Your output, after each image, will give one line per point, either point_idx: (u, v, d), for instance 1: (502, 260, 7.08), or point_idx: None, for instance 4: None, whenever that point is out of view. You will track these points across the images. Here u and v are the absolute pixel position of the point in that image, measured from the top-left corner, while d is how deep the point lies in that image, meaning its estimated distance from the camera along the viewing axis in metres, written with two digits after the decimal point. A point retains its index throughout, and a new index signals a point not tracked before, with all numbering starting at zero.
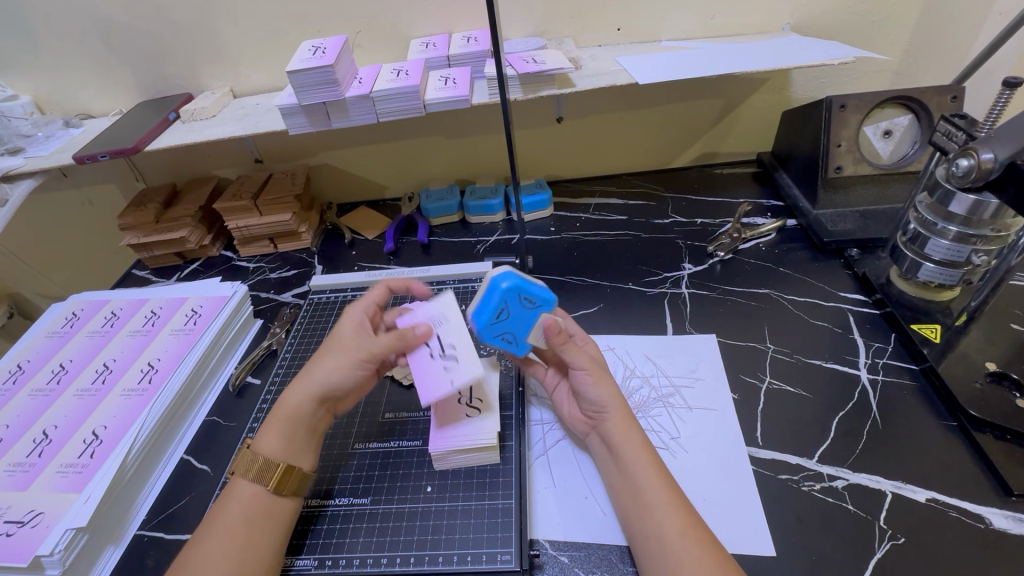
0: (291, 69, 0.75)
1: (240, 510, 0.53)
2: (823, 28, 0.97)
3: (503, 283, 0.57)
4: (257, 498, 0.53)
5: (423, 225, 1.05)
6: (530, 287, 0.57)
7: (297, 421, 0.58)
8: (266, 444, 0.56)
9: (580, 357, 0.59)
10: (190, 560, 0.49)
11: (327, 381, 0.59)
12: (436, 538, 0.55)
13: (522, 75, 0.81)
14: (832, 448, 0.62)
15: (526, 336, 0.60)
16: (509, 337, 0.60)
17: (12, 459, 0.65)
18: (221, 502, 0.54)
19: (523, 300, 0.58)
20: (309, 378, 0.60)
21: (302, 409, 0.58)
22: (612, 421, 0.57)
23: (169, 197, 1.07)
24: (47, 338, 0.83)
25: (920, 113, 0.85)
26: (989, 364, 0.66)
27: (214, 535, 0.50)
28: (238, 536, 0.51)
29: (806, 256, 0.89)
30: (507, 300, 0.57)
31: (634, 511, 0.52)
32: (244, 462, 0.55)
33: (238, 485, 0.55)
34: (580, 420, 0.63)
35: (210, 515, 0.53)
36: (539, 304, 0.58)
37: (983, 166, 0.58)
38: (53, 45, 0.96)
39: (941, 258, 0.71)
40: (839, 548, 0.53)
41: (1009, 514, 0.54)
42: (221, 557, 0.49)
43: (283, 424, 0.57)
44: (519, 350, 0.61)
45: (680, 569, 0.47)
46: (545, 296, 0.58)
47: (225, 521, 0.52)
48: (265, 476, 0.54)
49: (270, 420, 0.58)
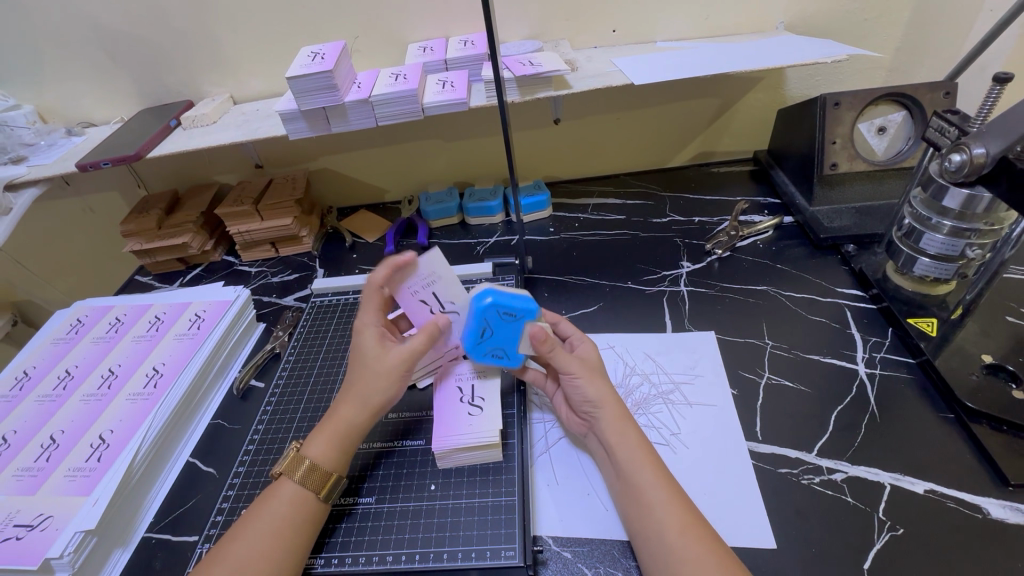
0: (291, 75, 0.76)
1: (280, 510, 0.53)
2: (816, 26, 0.98)
3: (484, 301, 0.59)
4: (302, 500, 0.54)
5: (423, 227, 1.06)
6: (508, 303, 0.59)
7: (348, 433, 0.59)
8: (315, 451, 0.57)
9: (566, 360, 0.60)
10: (231, 556, 0.49)
11: (378, 399, 0.60)
12: (441, 535, 0.56)
13: (519, 77, 0.81)
14: (830, 442, 0.63)
15: (515, 348, 0.62)
16: (499, 351, 0.62)
17: (21, 464, 0.66)
18: (265, 499, 0.55)
19: (504, 316, 0.59)
20: (358, 396, 0.60)
21: (352, 422, 0.59)
22: (606, 419, 0.58)
23: (171, 204, 1.08)
24: (53, 344, 0.84)
25: (913, 110, 0.86)
26: (986, 357, 0.66)
27: (255, 533, 0.51)
28: (279, 536, 0.51)
29: (804, 252, 0.90)
30: (489, 320, 0.60)
31: (635, 509, 0.52)
32: (292, 464, 0.56)
33: (284, 485, 0.55)
34: (577, 421, 0.64)
35: (251, 513, 0.54)
36: (521, 316, 0.59)
37: (976, 161, 0.59)
38: (54, 55, 0.97)
39: (936, 253, 0.72)
40: (839, 541, 0.54)
41: (1006, 504, 0.55)
42: (259, 555, 0.49)
43: (336, 437, 0.58)
44: (512, 360, 0.63)
45: (682, 564, 0.47)
46: (527, 308, 0.59)
47: (267, 521, 0.52)
48: (312, 482, 0.55)
49: (319, 430, 0.59)
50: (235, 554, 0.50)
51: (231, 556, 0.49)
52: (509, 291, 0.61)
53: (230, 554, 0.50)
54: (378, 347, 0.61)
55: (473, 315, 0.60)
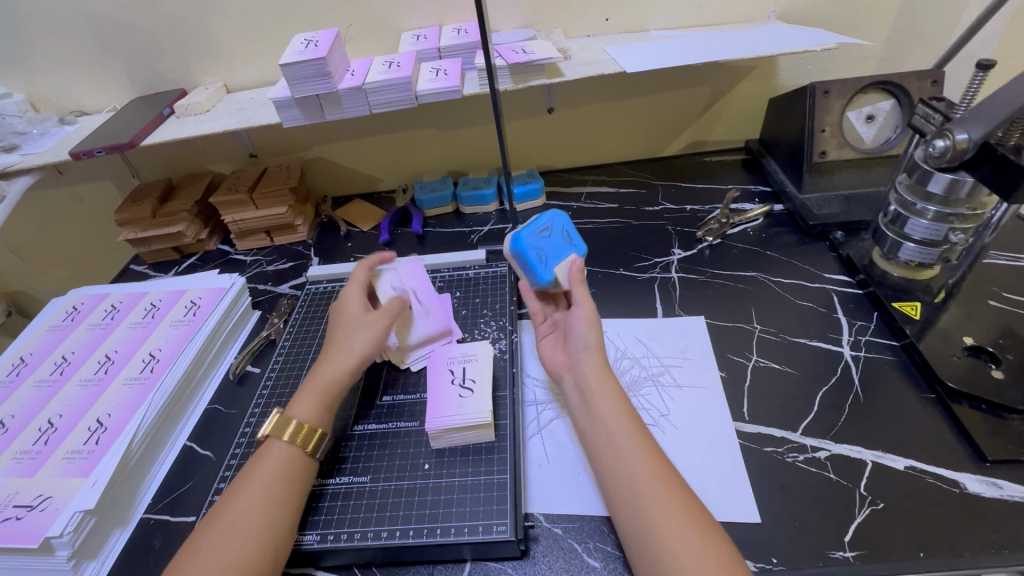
0: (284, 61, 0.76)
1: (270, 469, 0.54)
2: (808, 15, 0.99)
3: (553, 211, 0.73)
4: (291, 457, 0.56)
5: (417, 216, 1.07)
6: (572, 230, 0.73)
7: (330, 388, 0.62)
8: (300, 411, 0.59)
9: (582, 293, 0.67)
10: (227, 513, 0.51)
11: (357, 354, 0.65)
12: (434, 512, 0.57)
13: (512, 65, 0.82)
14: (816, 421, 0.64)
15: (554, 263, 0.68)
16: (536, 253, 0.67)
17: (19, 447, 0.66)
18: (256, 459, 0.56)
19: (563, 237, 0.71)
20: (341, 353, 0.65)
21: (331, 379, 0.63)
22: (591, 368, 0.61)
23: (165, 192, 1.08)
24: (49, 331, 0.84)
25: (901, 98, 0.87)
26: (967, 339, 0.68)
27: (249, 491, 0.53)
28: (272, 493, 0.53)
29: (793, 239, 0.91)
30: (551, 228, 0.71)
31: (607, 454, 0.54)
32: (279, 426, 0.57)
33: (273, 447, 0.57)
34: (559, 360, 0.68)
35: (242, 473, 0.55)
36: (574, 245, 0.71)
37: (958, 146, 0.60)
38: (46, 42, 0.96)
39: (921, 238, 0.73)
40: (823, 516, 0.55)
41: (983, 479, 0.56)
42: (253, 511, 0.51)
43: (320, 394, 0.61)
44: (541, 268, 0.67)
45: (646, 505, 0.49)
46: (580, 243, 0.72)
47: (260, 479, 0.54)
48: (300, 438, 0.57)
49: (302, 391, 0.62)
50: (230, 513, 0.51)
51: (230, 511, 0.51)
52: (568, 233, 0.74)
53: (227, 513, 0.51)
54: (359, 312, 0.70)
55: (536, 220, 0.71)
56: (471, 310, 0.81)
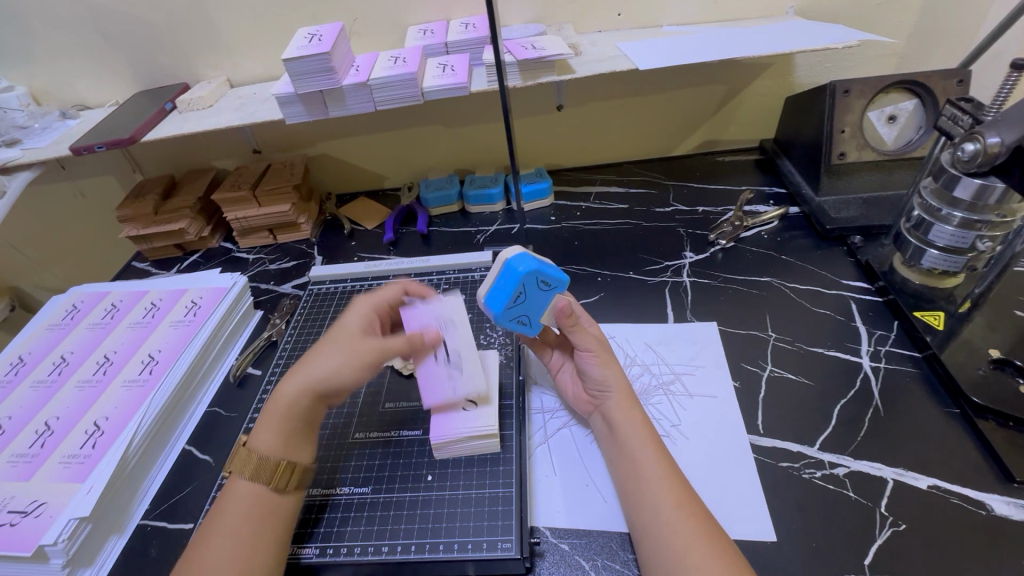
0: (287, 57, 0.74)
1: (235, 511, 0.52)
2: (829, 11, 0.96)
3: (519, 268, 0.55)
4: (256, 496, 0.53)
5: (423, 215, 1.05)
6: (546, 271, 0.56)
7: (289, 411, 0.57)
8: (258, 443, 0.55)
9: (584, 337, 0.61)
10: (202, 555, 0.50)
11: (328, 377, 0.58)
12: (436, 526, 0.55)
13: (521, 61, 0.79)
14: (833, 435, 0.62)
15: (540, 316, 0.60)
16: (523, 319, 0.60)
17: (16, 449, 0.65)
18: (220, 501, 0.54)
19: (540, 285, 0.57)
20: (306, 375, 0.58)
21: (293, 399, 0.57)
22: (615, 400, 0.59)
23: (167, 188, 1.06)
24: (48, 330, 0.83)
25: (925, 98, 0.84)
26: (993, 351, 0.65)
27: (211, 539, 0.50)
28: (241, 535, 0.51)
29: (809, 243, 0.88)
30: (526, 286, 0.56)
31: (632, 487, 0.52)
32: (240, 462, 0.55)
33: (236, 484, 0.55)
34: (583, 399, 0.63)
35: (213, 511, 0.53)
36: (554, 286, 0.58)
37: (990, 151, 0.57)
38: (47, 35, 0.95)
39: (945, 245, 0.70)
40: (841, 536, 0.53)
41: (1011, 501, 0.54)
42: (226, 555, 0.49)
43: (279, 422, 0.56)
44: (533, 329, 0.61)
45: (668, 537, 0.48)
46: (560, 279, 0.57)
47: (224, 523, 0.52)
48: (262, 475, 0.54)
49: (264, 418, 0.57)
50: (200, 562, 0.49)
51: (200, 559, 0.49)
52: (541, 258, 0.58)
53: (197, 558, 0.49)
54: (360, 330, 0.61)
55: (505, 280, 0.56)
56: (477, 315, 0.79)
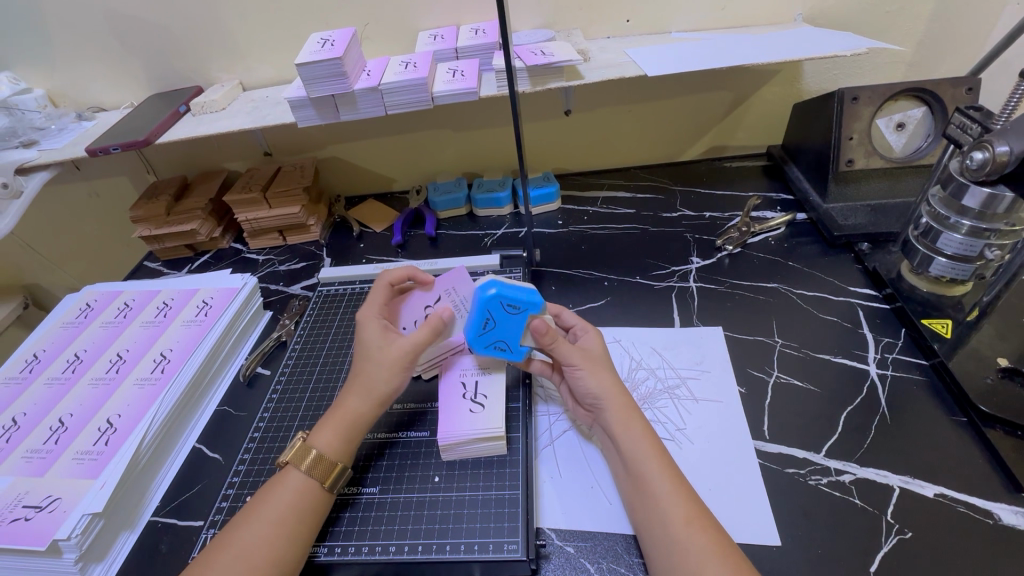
0: (300, 62, 0.75)
1: (284, 499, 0.53)
2: (837, 18, 0.96)
3: (487, 293, 0.59)
4: (307, 490, 0.54)
5: (431, 218, 1.06)
6: (511, 295, 0.59)
7: (355, 422, 0.59)
8: (321, 441, 0.57)
9: (569, 352, 0.61)
10: (236, 545, 0.50)
11: (383, 388, 0.61)
12: (444, 527, 0.56)
13: (531, 67, 0.80)
14: (840, 443, 0.62)
15: (519, 340, 0.62)
16: (502, 344, 0.63)
17: (30, 446, 0.66)
18: (272, 486, 0.55)
19: (506, 308, 0.60)
20: (364, 385, 0.60)
21: (357, 411, 0.59)
22: (609, 412, 0.58)
23: (180, 190, 1.08)
24: (62, 328, 0.84)
25: (934, 106, 0.84)
26: (1001, 360, 0.65)
27: (259, 522, 0.51)
28: (284, 526, 0.51)
29: (816, 250, 0.88)
30: (492, 312, 0.60)
31: (639, 495, 0.53)
32: (299, 454, 0.56)
33: (290, 474, 0.55)
34: (583, 413, 0.64)
35: (258, 499, 0.54)
36: (525, 309, 0.60)
37: (998, 159, 0.58)
38: (65, 38, 0.96)
39: (953, 253, 0.70)
40: (848, 544, 0.53)
41: (1018, 511, 0.54)
42: (265, 544, 0.50)
43: (345, 428, 0.58)
44: (516, 354, 0.63)
45: (683, 554, 0.47)
46: (530, 302, 0.60)
47: (273, 509, 0.52)
48: (319, 472, 0.55)
49: (326, 419, 0.59)
50: (241, 542, 0.50)
51: (236, 546, 0.49)
52: (513, 283, 0.61)
53: (237, 539, 0.50)
54: (381, 336, 0.63)
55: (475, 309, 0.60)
56: None
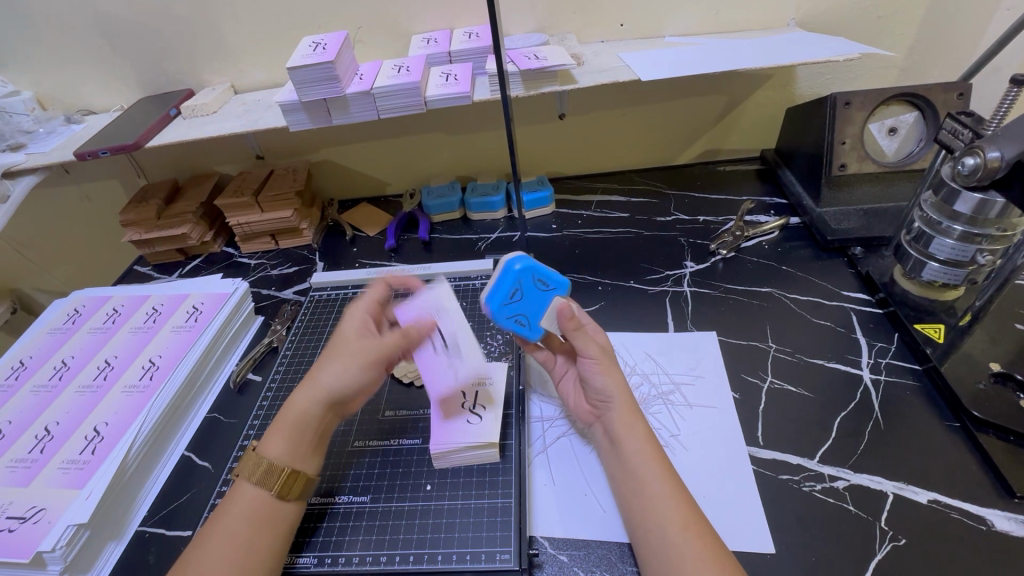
0: (292, 65, 0.74)
1: (242, 513, 0.53)
2: (829, 23, 0.96)
3: (517, 265, 0.59)
4: (258, 501, 0.53)
5: (425, 222, 1.05)
6: (544, 270, 0.60)
7: (303, 424, 0.57)
8: (269, 450, 0.56)
9: (590, 344, 0.60)
10: (192, 562, 0.49)
11: (332, 386, 0.59)
12: (436, 536, 0.55)
13: (524, 71, 0.80)
14: (834, 448, 0.62)
15: (538, 319, 0.61)
16: (522, 320, 0.61)
17: (15, 455, 0.65)
18: (223, 506, 0.54)
19: (538, 283, 0.60)
20: (311, 383, 0.59)
21: (307, 413, 0.58)
22: (618, 411, 0.58)
23: (171, 193, 1.07)
24: (49, 334, 0.83)
25: (926, 110, 0.84)
26: (994, 365, 0.65)
27: (214, 538, 0.50)
28: (240, 540, 0.50)
29: (809, 254, 0.88)
30: (522, 282, 0.59)
31: (636, 499, 0.52)
32: (248, 467, 0.55)
33: (240, 489, 0.55)
34: (585, 409, 0.63)
35: (212, 517, 0.53)
36: (552, 287, 0.60)
37: (990, 165, 0.58)
38: (54, 41, 0.95)
39: (945, 258, 0.70)
40: (842, 551, 0.53)
41: (1012, 517, 0.54)
42: (222, 559, 0.49)
43: (289, 431, 0.57)
44: (529, 334, 0.61)
45: (679, 561, 0.47)
46: (559, 281, 0.60)
47: (227, 525, 0.52)
48: (268, 481, 0.54)
49: (274, 426, 0.58)
50: (197, 559, 0.49)
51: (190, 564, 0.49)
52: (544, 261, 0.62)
53: (197, 558, 0.49)
54: (358, 332, 0.61)
55: (504, 278, 0.59)
56: (477, 323, 0.79)
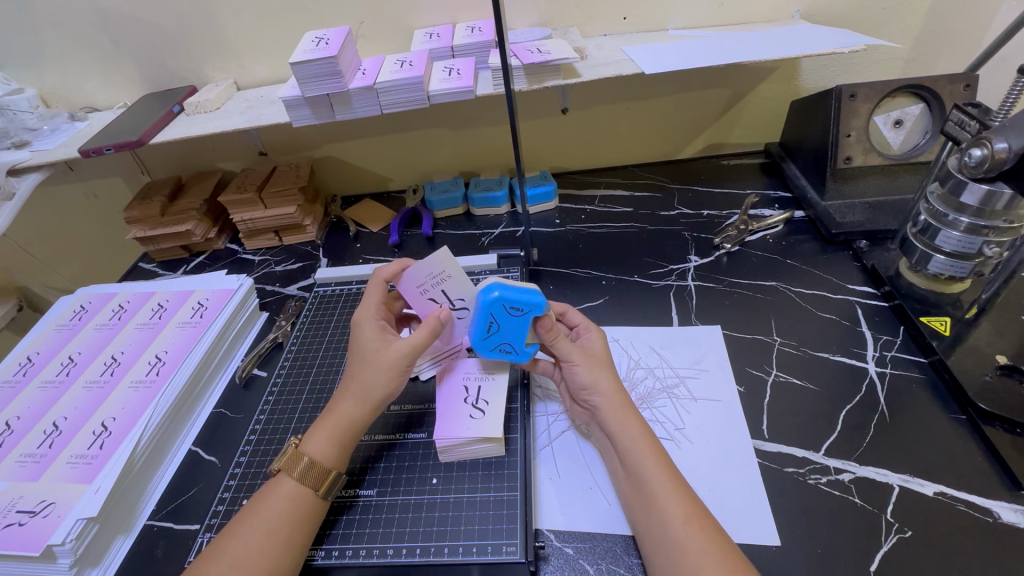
0: (295, 61, 0.74)
1: (280, 506, 0.53)
2: (834, 14, 0.95)
3: (489, 296, 0.59)
4: (300, 498, 0.54)
5: (428, 217, 1.05)
6: (514, 297, 0.59)
7: (350, 428, 0.58)
8: (316, 450, 0.56)
9: (567, 347, 0.62)
10: (227, 552, 0.49)
11: (376, 392, 0.59)
12: (442, 530, 0.55)
13: (528, 65, 0.79)
14: (839, 441, 0.62)
15: (523, 342, 0.61)
16: (507, 346, 0.62)
17: (24, 450, 0.66)
18: (264, 495, 0.54)
19: (510, 311, 0.59)
20: (357, 388, 0.59)
21: (352, 417, 0.59)
22: (605, 408, 0.58)
23: (174, 190, 1.07)
24: (56, 330, 0.84)
25: (931, 102, 0.84)
26: (1000, 357, 0.65)
27: (252, 530, 0.51)
28: (274, 535, 0.51)
29: (814, 247, 0.88)
30: (495, 314, 0.60)
31: (636, 492, 0.53)
32: (290, 461, 0.55)
33: (282, 482, 0.55)
34: (579, 411, 0.64)
35: (249, 508, 0.53)
36: (528, 311, 0.59)
37: (997, 156, 0.57)
38: (57, 38, 0.95)
39: (952, 250, 0.70)
40: (847, 543, 0.53)
41: (1018, 509, 0.54)
42: (254, 551, 0.49)
43: (339, 435, 0.58)
44: (523, 355, 0.63)
45: (683, 556, 0.47)
46: (532, 304, 0.59)
47: (263, 519, 0.52)
48: (311, 479, 0.54)
49: (320, 425, 0.58)
50: (233, 549, 0.49)
51: (223, 552, 0.49)
52: (516, 285, 0.60)
53: (226, 547, 0.49)
54: (376, 339, 0.62)
55: (479, 312, 0.60)
56: None
